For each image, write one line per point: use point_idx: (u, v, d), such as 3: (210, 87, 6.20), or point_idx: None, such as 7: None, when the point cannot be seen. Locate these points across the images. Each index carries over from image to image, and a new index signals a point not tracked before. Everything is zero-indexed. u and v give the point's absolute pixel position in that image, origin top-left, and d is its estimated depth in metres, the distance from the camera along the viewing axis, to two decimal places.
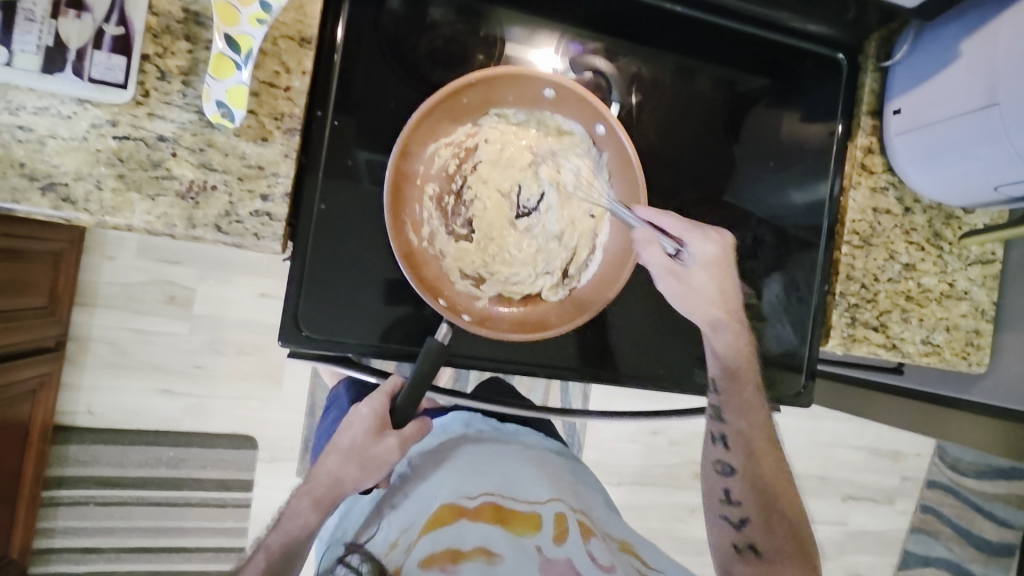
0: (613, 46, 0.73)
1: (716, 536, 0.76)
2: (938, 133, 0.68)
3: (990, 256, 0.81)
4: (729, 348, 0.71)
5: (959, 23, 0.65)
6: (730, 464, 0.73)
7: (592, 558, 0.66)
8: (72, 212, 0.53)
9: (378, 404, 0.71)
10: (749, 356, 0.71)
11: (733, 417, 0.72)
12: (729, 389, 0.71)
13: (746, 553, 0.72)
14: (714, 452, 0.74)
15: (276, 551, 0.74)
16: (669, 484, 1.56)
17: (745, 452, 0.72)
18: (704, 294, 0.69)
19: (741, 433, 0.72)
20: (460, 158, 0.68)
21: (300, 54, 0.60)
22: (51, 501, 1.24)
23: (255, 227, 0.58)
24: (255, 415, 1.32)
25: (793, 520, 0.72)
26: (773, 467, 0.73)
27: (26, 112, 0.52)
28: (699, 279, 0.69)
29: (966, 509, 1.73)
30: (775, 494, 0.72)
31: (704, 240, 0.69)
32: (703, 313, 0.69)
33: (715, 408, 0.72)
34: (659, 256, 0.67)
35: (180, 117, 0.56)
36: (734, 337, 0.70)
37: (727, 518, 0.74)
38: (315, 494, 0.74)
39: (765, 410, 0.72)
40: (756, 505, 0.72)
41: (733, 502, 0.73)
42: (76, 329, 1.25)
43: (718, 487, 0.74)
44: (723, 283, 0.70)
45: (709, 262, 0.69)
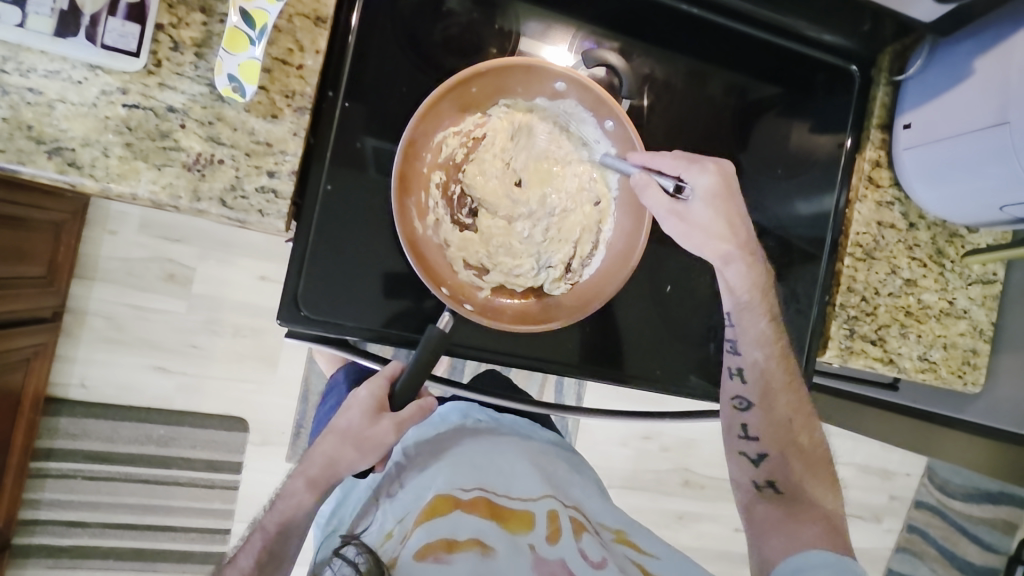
0: (628, 46, 0.73)
1: (737, 473, 0.74)
2: (947, 150, 0.68)
3: (991, 277, 0.81)
4: (744, 281, 0.70)
5: (975, 40, 0.65)
6: (747, 398, 0.72)
7: (583, 556, 0.66)
8: (77, 177, 0.53)
9: (376, 388, 0.72)
10: (762, 285, 0.70)
11: (749, 348, 0.72)
12: (744, 319, 0.71)
13: (766, 490, 0.71)
14: (731, 389, 0.73)
15: (272, 532, 0.73)
16: (658, 489, 1.57)
17: (763, 386, 0.71)
18: (710, 227, 0.68)
19: (757, 365, 0.72)
20: (468, 147, 0.68)
21: (314, 33, 0.60)
22: (39, 472, 1.23)
23: (260, 204, 0.58)
24: (248, 398, 1.32)
25: (807, 451, 0.73)
26: (790, 401, 0.71)
27: (37, 74, 0.52)
28: (705, 215, 0.68)
29: (951, 530, 1.74)
30: (793, 426, 0.71)
31: (701, 172, 0.68)
32: (710, 248, 0.69)
33: (731, 342, 0.73)
34: (659, 197, 0.66)
35: (191, 88, 0.56)
36: (747, 268, 0.69)
37: (745, 454, 0.73)
38: (310, 474, 0.73)
39: (780, 336, 0.72)
40: (775, 440, 0.71)
41: (750, 438, 0.72)
42: (74, 301, 1.24)
43: (735, 423, 0.73)
44: (728, 214, 0.69)
45: (709, 195, 0.68)
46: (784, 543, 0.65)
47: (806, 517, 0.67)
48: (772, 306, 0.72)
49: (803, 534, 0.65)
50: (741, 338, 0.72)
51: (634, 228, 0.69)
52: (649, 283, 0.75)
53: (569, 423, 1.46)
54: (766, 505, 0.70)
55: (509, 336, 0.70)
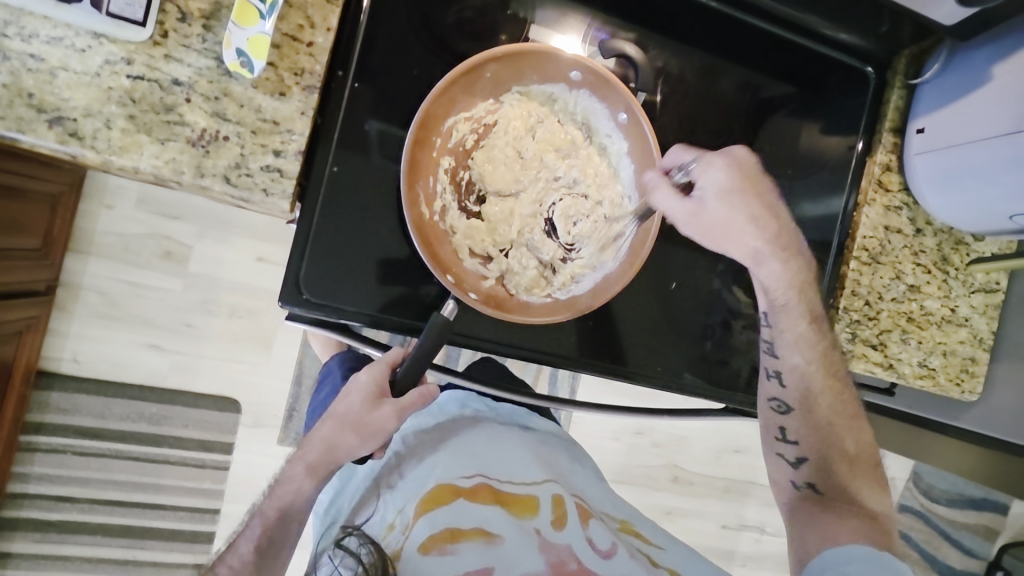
0: (644, 38, 0.72)
1: (774, 472, 0.75)
2: (961, 156, 0.68)
3: (994, 286, 0.81)
4: (778, 279, 0.69)
5: (993, 46, 0.65)
6: (784, 400, 0.72)
7: (591, 545, 0.69)
8: (78, 148, 0.52)
9: (377, 373, 0.71)
10: (802, 284, 0.69)
11: (788, 352, 0.71)
12: (783, 319, 0.70)
13: (807, 492, 0.72)
14: (770, 390, 0.73)
15: (272, 518, 0.73)
16: (648, 484, 1.57)
17: (801, 391, 0.70)
18: (738, 223, 0.67)
19: (798, 370, 0.71)
20: (478, 134, 0.67)
21: (326, 10, 0.58)
22: (28, 446, 1.22)
23: (264, 183, 0.57)
24: (241, 378, 1.31)
25: (852, 454, 0.71)
26: (830, 401, 0.70)
27: (39, 40, 0.50)
28: (726, 211, 0.66)
29: (934, 535, 1.77)
30: (835, 430, 0.70)
31: (716, 168, 0.65)
32: (738, 246, 0.68)
33: (768, 344, 0.72)
34: (673, 200, 0.64)
35: (197, 61, 0.54)
36: (782, 268, 0.69)
37: (783, 457, 0.74)
38: (308, 460, 0.72)
39: (822, 340, 0.70)
40: (814, 444, 0.71)
41: (789, 441, 0.73)
42: (67, 275, 1.23)
43: (774, 426, 0.74)
44: (750, 209, 0.67)
45: (725, 192, 0.65)
46: (822, 541, 0.66)
47: (848, 517, 0.68)
48: (811, 308, 0.70)
49: (843, 537, 0.65)
50: (780, 341, 0.71)
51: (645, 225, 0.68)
52: (651, 280, 0.74)
53: (563, 416, 1.46)
54: (806, 506, 0.71)
55: (510, 327, 0.69)
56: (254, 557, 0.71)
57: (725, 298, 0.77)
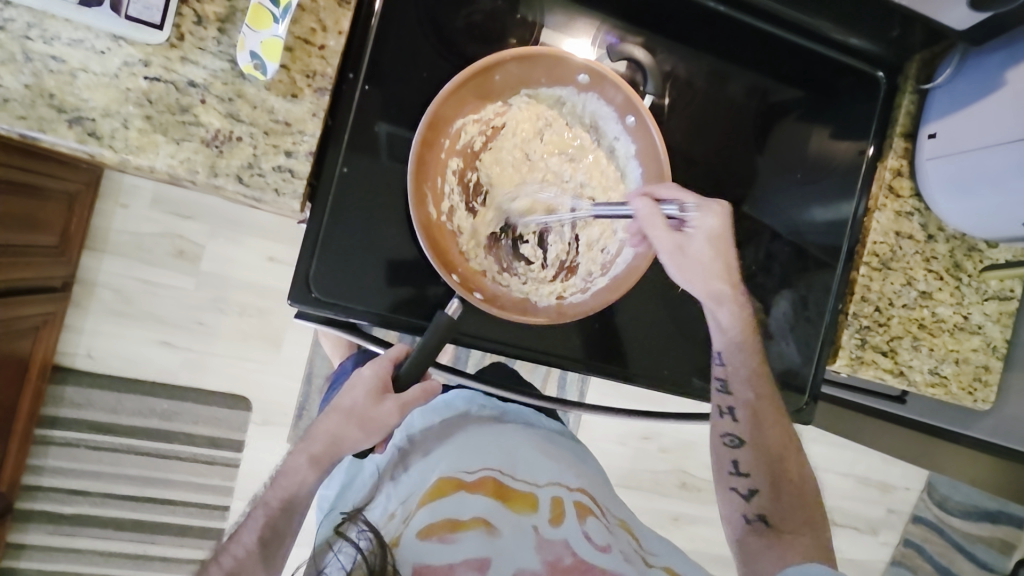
0: (652, 42, 0.72)
1: (726, 510, 0.74)
2: (972, 161, 0.67)
3: (1008, 293, 0.80)
4: (735, 320, 0.69)
5: (1007, 51, 0.64)
6: (737, 435, 0.72)
7: (588, 539, 0.68)
8: (96, 147, 0.53)
9: (381, 369, 0.71)
10: (750, 325, 0.70)
11: (740, 387, 0.71)
12: (736, 357, 0.70)
13: (757, 525, 0.71)
14: (722, 425, 0.73)
15: (276, 508, 0.73)
16: (654, 489, 1.56)
17: (752, 421, 0.71)
18: (708, 267, 0.67)
19: (750, 405, 0.71)
20: (487, 136, 0.67)
21: (338, 13, 0.59)
22: (43, 440, 1.24)
23: (276, 182, 0.58)
24: (251, 376, 1.33)
25: (796, 486, 0.73)
26: (779, 434, 0.72)
27: (61, 43, 0.52)
28: (705, 255, 0.66)
29: (948, 547, 1.74)
30: (782, 462, 0.72)
31: (708, 212, 0.66)
32: (706, 286, 0.67)
33: (721, 381, 0.71)
34: (666, 237, 0.63)
35: (212, 63, 0.55)
36: (738, 308, 0.69)
37: (736, 490, 0.73)
38: (312, 451, 0.73)
39: (767, 376, 0.72)
40: (765, 475, 0.72)
41: (741, 474, 0.72)
42: (84, 272, 1.25)
43: (726, 460, 0.73)
44: (727, 257, 0.68)
45: (712, 236, 0.66)
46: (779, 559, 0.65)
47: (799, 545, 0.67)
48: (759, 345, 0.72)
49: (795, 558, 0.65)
50: (734, 377, 0.71)
51: None
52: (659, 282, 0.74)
53: (570, 419, 1.46)
54: (757, 539, 0.69)
55: (514, 328, 0.70)
56: (254, 547, 0.71)
57: None
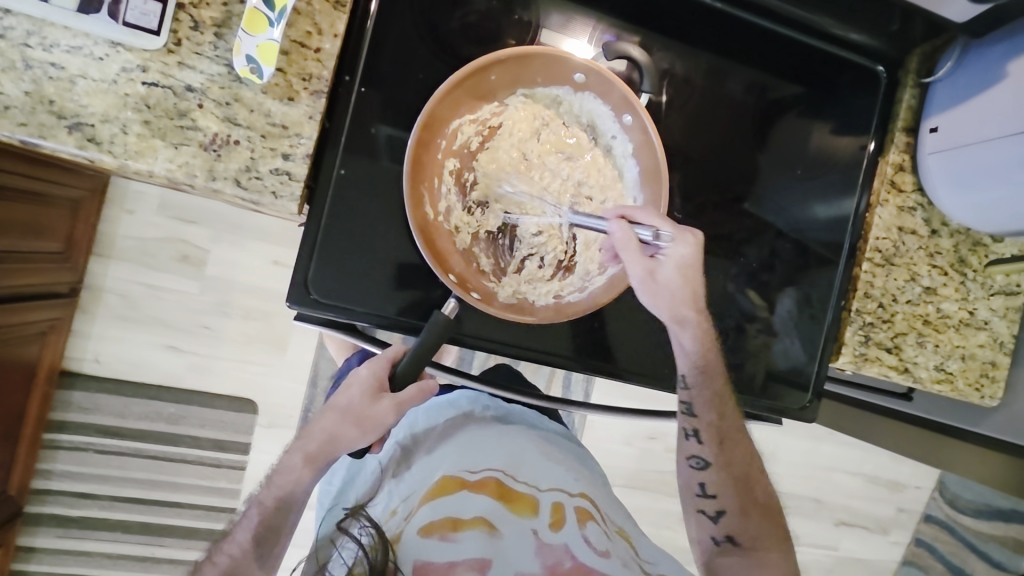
0: (648, 39, 0.72)
1: (696, 529, 0.78)
2: (974, 155, 0.66)
3: (1014, 288, 0.79)
4: (698, 343, 0.68)
5: (1008, 43, 0.63)
6: (703, 457, 0.74)
7: (588, 544, 0.67)
8: (96, 153, 0.54)
9: (378, 368, 0.71)
10: (711, 346, 0.69)
11: (703, 411, 0.71)
12: (701, 382, 0.69)
13: (726, 545, 0.75)
14: (688, 448, 0.75)
15: (270, 506, 0.73)
16: (661, 490, 1.56)
17: (717, 443, 0.73)
18: (675, 292, 0.65)
19: (712, 426, 0.72)
20: (484, 136, 0.68)
21: (333, 16, 0.59)
22: (51, 444, 1.26)
23: (274, 185, 0.58)
24: (255, 379, 1.34)
25: (763, 502, 0.76)
26: (742, 455, 0.74)
27: (60, 50, 0.52)
28: (674, 281, 0.65)
29: (960, 547, 1.72)
30: (747, 482, 0.76)
31: (681, 240, 0.65)
32: (670, 310, 0.66)
33: (687, 404, 0.71)
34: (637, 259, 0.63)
35: (209, 68, 0.56)
36: (701, 333, 0.68)
37: (705, 512, 0.76)
38: (307, 450, 0.73)
39: (731, 398, 0.72)
40: (732, 496, 0.75)
41: (709, 496, 0.76)
42: (90, 278, 1.26)
43: (693, 482, 0.76)
44: (695, 286, 0.67)
45: (682, 265, 0.65)
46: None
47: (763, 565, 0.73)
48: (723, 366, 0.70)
49: None
50: (697, 401, 0.70)
51: None
52: None
53: (575, 419, 1.46)
54: (729, 562, 0.75)
55: (515, 328, 0.70)
56: (249, 546, 0.71)
57: (739, 301, 0.77)
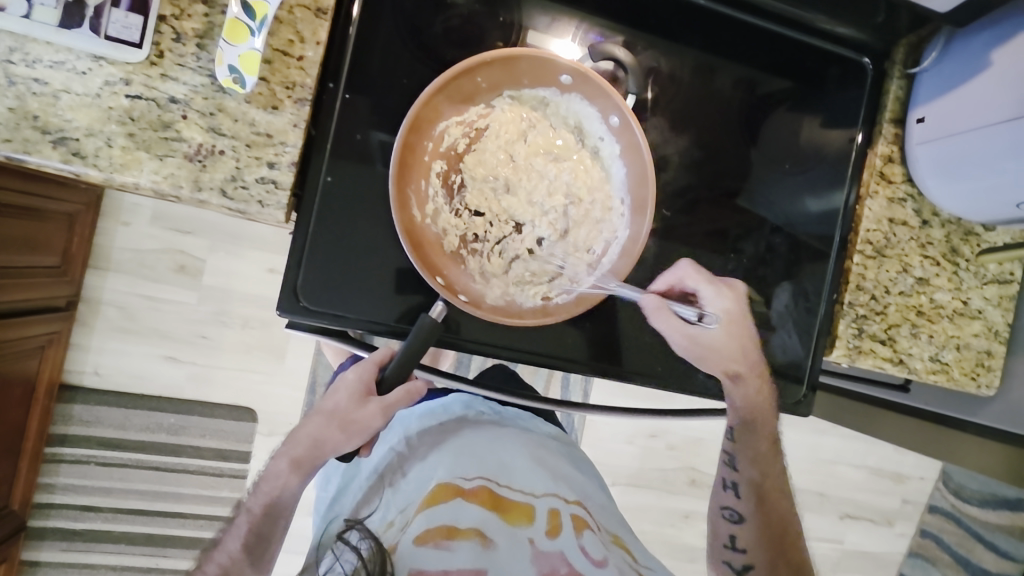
0: (633, 38, 0.71)
1: None
2: (959, 144, 0.66)
3: (1008, 276, 0.79)
4: (747, 401, 0.74)
5: (992, 31, 0.64)
6: (737, 510, 0.79)
7: (584, 552, 0.67)
8: (81, 167, 0.54)
9: (364, 372, 0.71)
10: (764, 410, 0.75)
11: (745, 466, 0.79)
12: (745, 439, 0.77)
13: None
14: (724, 499, 0.81)
15: (258, 513, 0.74)
16: (664, 488, 1.56)
17: (755, 499, 0.78)
18: (725, 349, 0.73)
19: (752, 482, 0.79)
20: (470, 138, 0.68)
21: (315, 24, 0.60)
22: (53, 458, 1.26)
23: (260, 195, 0.58)
24: (255, 388, 1.34)
25: (795, 570, 0.76)
26: (781, 515, 0.78)
27: (43, 65, 0.53)
28: (724, 339, 0.73)
29: (966, 537, 1.70)
30: (782, 542, 0.77)
31: (720, 296, 0.73)
32: (721, 366, 0.73)
33: (729, 457, 0.79)
34: (671, 322, 0.72)
35: (192, 79, 0.56)
36: (754, 390, 0.74)
37: (730, 563, 0.79)
38: (293, 455, 0.74)
39: (775, 460, 0.79)
40: (763, 552, 0.77)
41: (738, 548, 0.78)
42: (87, 291, 1.27)
43: (724, 532, 0.80)
44: (743, 339, 0.74)
45: (728, 319, 0.73)
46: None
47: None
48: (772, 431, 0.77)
49: None
50: (738, 455, 0.78)
51: (639, 224, 0.68)
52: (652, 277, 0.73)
53: (575, 420, 1.46)
54: None
55: (507, 330, 0.69)
56: (237, 555, 0.72)
57: None
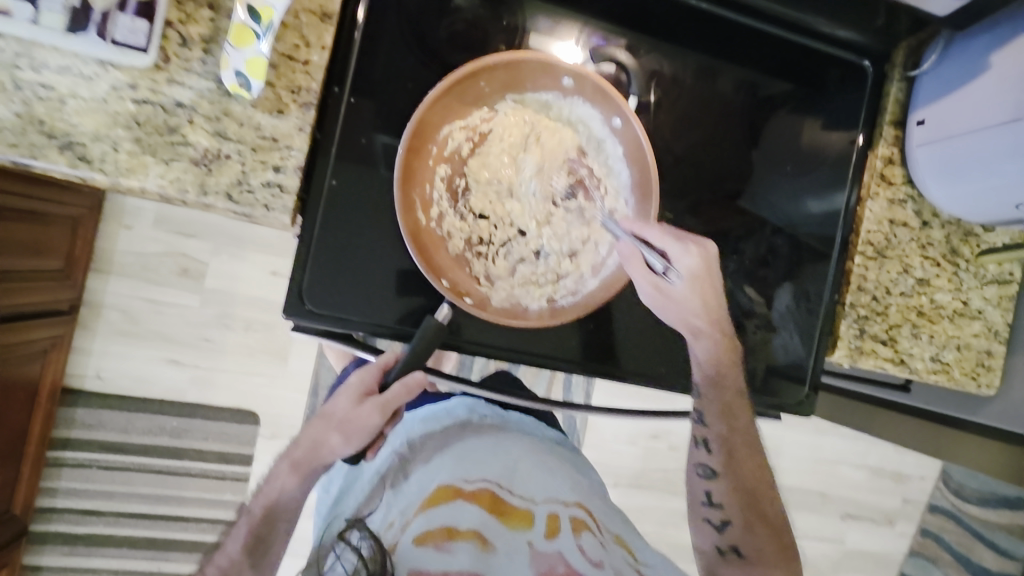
0: (636, 41, 0.72)
1: (700, 538, 0.76)
2: (959, 147, 0.67)
3: (1007, 276, 0.79)
4: (710, 356, 0.70)
5: (990, 34, 0.64)
6: (709, 466, 0.73)
7: (583, 553, 0.68)
8: (88, 171, 0.54)
9: (369, 376, 0.71)
10: (727, 365, 0.70)
11: (714, 420, 0.71)
12: (712, 391, 0.71)
13: (730, 555, 0.73)
14: (696, 456, 0.74)
15: (259, 516, 0.73)
16: (666, 488, 1.56)
17: (726, 455, 0.72)
18: (685, 306, 0.67)
19: (722, 436, 0.71)
20: (475, 141, 0.68)
21: (321, 29, 0.60)
22: (56, 462, 1.26)
23: (265, 199, 0.59)
24: (258, 390, 1.34)
25: (772, 519, 0.73)
26: (755, 471, 0.73)
27: (49, 70, 0.53)
28: (687, 295, 0.67)
29: (967, 536, 1.71)
30: (756, 495, 0.73)
31: (686, 252, 0.67)
32: (681, 322, 0.68)
33: (698, 413, 0.72)
34: (641, 271, 0.66)
35: (198, 84, 0.56)
36: (714, 346, 0.69)
37: (710, 521, 0.74)
38: (294, 458, 0.74)
39: (745, 412, 0.71)
40: (739, 506, 0.73)
41: (714, 504, 0.74)
42: (89, 295, 1.27)
43: (700, 491, 0.74)
44: (706, 297, 0.68)
45: (693, 276, 0.66)
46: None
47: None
48: (738, 384, 0.71)
49: None
50: (705, 411, 0.71)
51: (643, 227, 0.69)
52: None
53: (577, 421, 1.46)
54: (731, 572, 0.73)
55: (512, 332, 0.70)
56: (237, 557, 0.71)
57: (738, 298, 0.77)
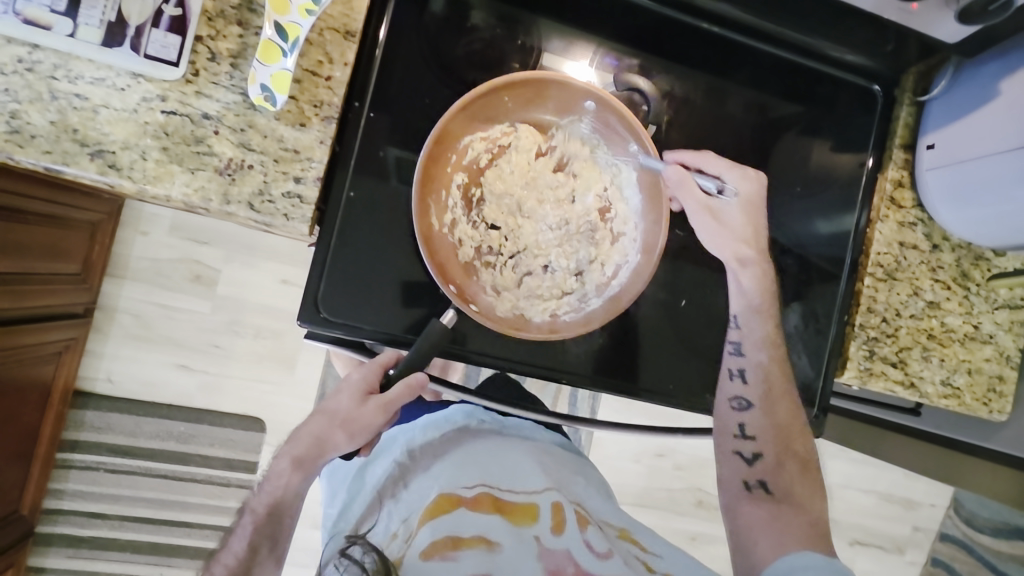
0: (648, 63, 0.74)
1: (726, 472, 0.73)
2: (970, 170, 0.67)
3: (1018, 301, 0.79)
4: (757, 285, 0.72)
5: (1001, 62, 0.65)
6: (746, 398, 0.72)
7: (586, 548, 0.70)
8: (116, 178, 0.56)
9: (369, 373, 0.71)
10: (769, 287, 0.72)
11: (753, 350, 0.72)
12: (752, 322, 0.72)
13: (758, 491, 0.70)
14: (730, 389, 0.72)
15: (263, 514, 0.73)
16: (670, 508, 1.54)
17: (763, 388, 0.71)
18: (738, 232, 0.72)
19: (761, 368, 0.72)
20: (493, 154, 0.69)
21: (344, 46, 0.62)
22: (64, 463, 1.27)
23: (286, 208, 0.60)
24: (265, 398, 1.35)
25: (803, 457, 0.72)
26: (786, 409, 0.72)
27: (84, 81, 0.55)
28: (736, 219, 0.72)
29: (980, 568, 1.67)
30: (789, 432, 0.71)
31: (743, 179, 0.72)
32: (731, 249, 0.71)
33: (734, 344, 0.73)
34: (694, 195, 0.70)
35: (225, 97, 0.58)
36: (762, 274, 0.72)
37: (741, 454, 0.72)
38: (295, 454, 0.73)
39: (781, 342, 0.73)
40: (772, 441, 0.71)
41: (746, 437, 0.72)
42: (105, 299, 1.29)
43: (732, 424, 0.72)
44: (757, 225, 0.73)
45: (747, 203, 0.72)
46: (775, 545, 0.66)
47: (795, 525, 0.67)
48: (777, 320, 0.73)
49: (792, 542, 0.65)
50: (745, 340, 0.72)
51: (649, 249, 0.70)
52: (664, 294, 0.74)
53: (582, 437, 1.46)
54: (760, 508, 0.69)
55: (517, 344, 0.70)
56: (244, 554, 0.70)
57: None
